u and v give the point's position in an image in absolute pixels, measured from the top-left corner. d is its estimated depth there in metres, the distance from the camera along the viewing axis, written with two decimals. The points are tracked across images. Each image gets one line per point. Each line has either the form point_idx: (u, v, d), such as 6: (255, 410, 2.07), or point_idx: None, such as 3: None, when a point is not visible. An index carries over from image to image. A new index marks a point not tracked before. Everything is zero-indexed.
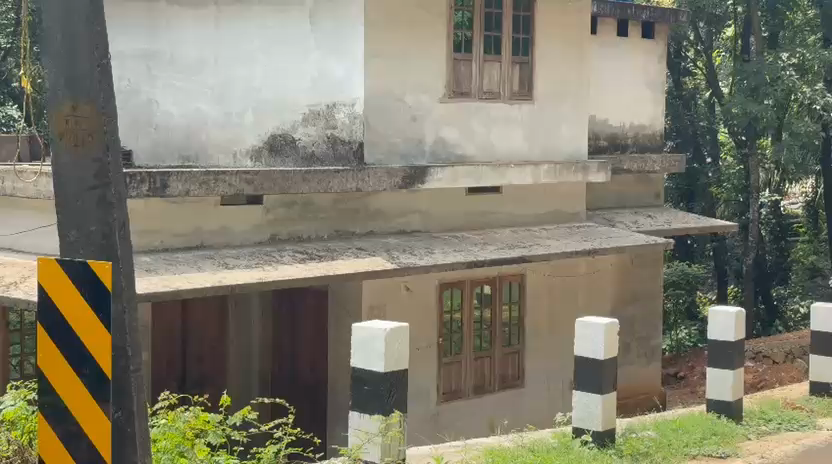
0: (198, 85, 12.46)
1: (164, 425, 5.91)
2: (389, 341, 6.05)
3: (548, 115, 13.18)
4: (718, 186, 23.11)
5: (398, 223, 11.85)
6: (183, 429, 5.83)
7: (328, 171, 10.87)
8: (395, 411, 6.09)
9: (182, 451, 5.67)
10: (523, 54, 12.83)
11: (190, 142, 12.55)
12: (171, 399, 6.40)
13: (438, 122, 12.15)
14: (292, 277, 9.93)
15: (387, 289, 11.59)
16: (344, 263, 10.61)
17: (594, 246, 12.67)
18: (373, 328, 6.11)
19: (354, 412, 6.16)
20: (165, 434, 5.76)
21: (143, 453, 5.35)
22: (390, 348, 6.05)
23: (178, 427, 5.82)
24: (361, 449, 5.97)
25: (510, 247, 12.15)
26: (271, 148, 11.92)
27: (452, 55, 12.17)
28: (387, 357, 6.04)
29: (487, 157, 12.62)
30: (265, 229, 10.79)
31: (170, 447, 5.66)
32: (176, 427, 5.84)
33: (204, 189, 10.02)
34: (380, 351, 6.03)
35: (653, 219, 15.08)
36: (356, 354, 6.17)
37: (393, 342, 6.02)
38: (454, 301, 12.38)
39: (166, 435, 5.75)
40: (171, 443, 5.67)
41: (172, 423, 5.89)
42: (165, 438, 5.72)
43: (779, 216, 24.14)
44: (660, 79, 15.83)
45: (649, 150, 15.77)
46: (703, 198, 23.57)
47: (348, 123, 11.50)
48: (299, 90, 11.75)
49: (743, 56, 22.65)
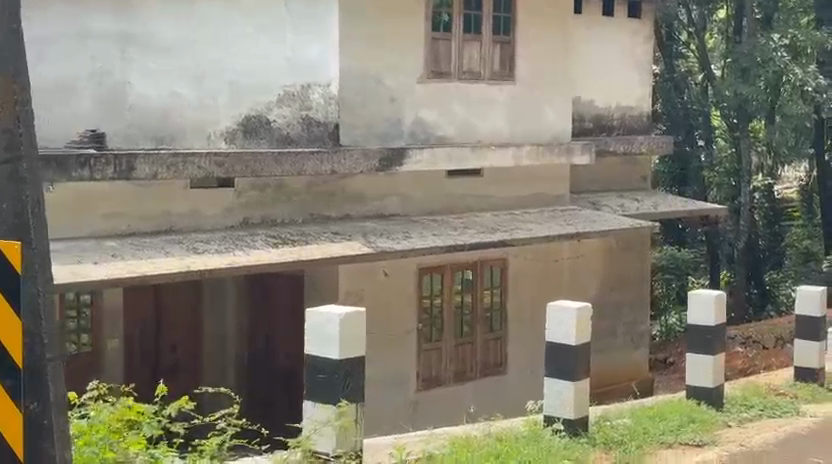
0: (174, 67, 12.03)
1: (92, 416, 5.65)
2: (344, 325, 5.97)
3: (530, 95, 12.90)
4: (710, 170, 23.00)
5: (376, 207, 11.58)
6: (111, 420, 5.59)
7: (301, 153, 10.59)
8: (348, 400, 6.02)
9: (109, 443, 5.42)
10: (504, 33, 12.53)
11: (166, 125, 12.09)
12: (101, 387, 6.13)
13: (416, 103, 11.87)
14: (263, 262, 9.67)
15: (363, 273, 11.34)
16: (318, 248, 10.34)
17: (577, 230, 12.39)
18: (330, 312, 6.02)
19: (309, 401, 6.10)
20: (92, 427, 5.51)
21: (64, 447, 5.18)
22: (347, 333, 5.97)
23: (106, 418, 5.58)
24: (312, 441, 5.94)
25: (490, 231, 11.88)
26: (246, 130, 11.63)
27: (430, 35, 11.88)
28: (344, 342, 5.96)
29: (467, 139, 12.35)
30: (236, 213, 10.53)
31: (96, 441, 5.41)
32: (104, 418, 5.59)
33: (173, 172, 9.73)
34: (335, 336, 5.95)
35: (639, 202, 14.81)
36: (310, 340, 6.06)
37: (348, 326, 5.94)
38: (433, 287, 12.08)
39: (93, 427, 5.50)
40: (97, 436, 5.42)
41: (100, 414, 5.63)
42: (92, 431, 5.48)
43: (772, 201, 23.70)
44: (647, 59, 15.56)
45: (636, 131, 15.49)
46: (695, 181, 23.34)
47: (323, 103, 11.28)
48: (275, 71, 11.46)
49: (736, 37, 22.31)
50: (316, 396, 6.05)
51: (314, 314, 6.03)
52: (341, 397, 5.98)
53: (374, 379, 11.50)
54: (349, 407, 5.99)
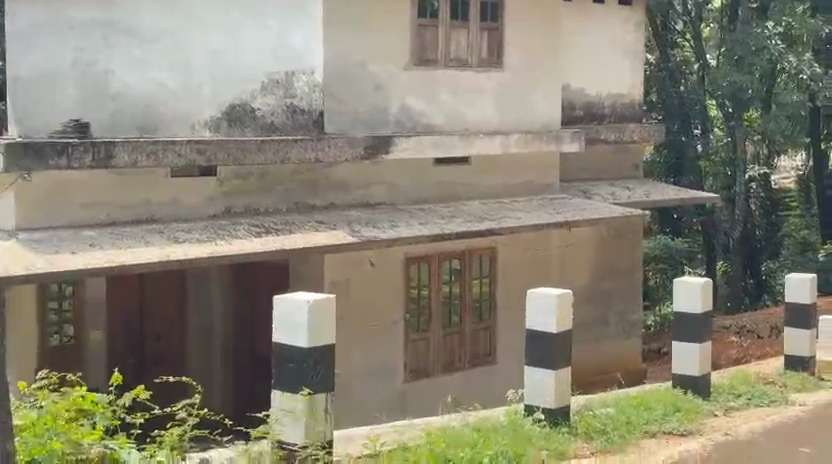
0: (157, 57, 12.01)
1: (39, 406, 5.64)
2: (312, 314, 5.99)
3: (519, 82, 12.73)
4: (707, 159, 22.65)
5: (362, 195, 11.43)
6: (59, 411, 5.58)
7: (284, 141, 10.44)
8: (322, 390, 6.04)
9: (54, 435, 5.40)
10: (492, 20, 12.37)
11: (149, 116, 12.10)
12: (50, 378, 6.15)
13: (403, 90, 11.71)
14: (245, 251, 9.52)
15: (349, 263, 11.22)
16: (302, 237, 10.19)
17: (567, 219, 12.24)
18: (299, 300, 6.02)
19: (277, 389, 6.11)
20: (39, 417, 5.51)
21: (8, 440, 5.12)
22: (316, 322, 6.00)
23: (54, 408, 5.57)
24: (279, 430, 5.97)
25: (478, 219, 11.73)
26: (230, 118, 11.51)
27: (416, 21, 11.71)
28: (314, 333, 5.98)
29: (455, 126, 12.19)
30: (219, 201, 10.39)
31: (44, 433, 5.40)
32: (51, 408, 5.58)
33: (153, 160, 9.58)
34: (304, 325, 5.97)
35: (631, 191, 14.66)
36: (279, 329, 6.08)
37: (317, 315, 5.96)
38: (421, 276, 11.94)
39: (40, 417, 5.50)
40: (43, 427, 5.42)
41: (47, 404, 5.63)
42: (39, 421, 5.47)
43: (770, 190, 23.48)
44: (639, 46, 15.40)
45: (627, 119, 15.34)
46: (692, 172, 22.76)
47: (307, 91, 11.03)
48: (258, 58, 11.30)
49: (732, 25, 22.10)
50: (285, 385, 6.04)
51: (284, 300, 6.03)
52: (302, 386, 5.95)
53: (362, 370, 11.35)
54: (317, 396, 6.00)
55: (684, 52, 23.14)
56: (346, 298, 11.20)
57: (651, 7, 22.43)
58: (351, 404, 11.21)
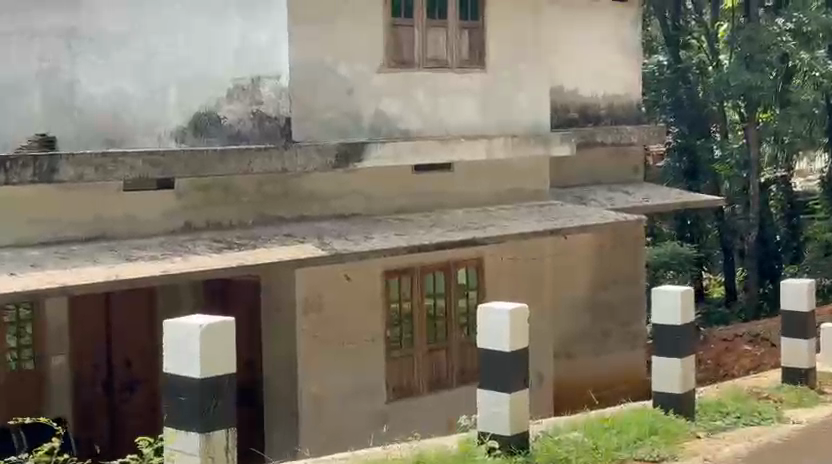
0: (118, 63, 11.55)
1: None
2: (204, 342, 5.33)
3: (504, 83, 12.09)
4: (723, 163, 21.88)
5: (335, 206, 10.80)
6: None
7: (247, 150, 9.81)
8: (223, 428, 5.48)
9: None
10: (473, 18, 11.76)
11: (114, 124, 11.64)
12: None
13: (377, 94, 11.07)
14: (202, 269, 8.90)
15: (325, 278, 10.62)
16: (266, 252, 9.56)
17: (556, 226, 11.55)
18: (187, 326, 5.37)
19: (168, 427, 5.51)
20: None
21: None
22: (210, 349, 5.34)
23: None
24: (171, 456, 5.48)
25: (461, 229, 11.06)
26: (196, 128, 10.97)
27: (390, 21, 11.08)
28: (207, 360, 5.34)
29: (435, 131, 11.56)
30: (178, 215, 9.76)
31: None
32: None
33: (102, 174, 8.96)
34: (195, 354, 5.32)
35: (629, 196, 14.00)
36: (168, 359, 5.42)
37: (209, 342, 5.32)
38: (402, 291, 11.30)
39: None
40: None
41: None
42: None
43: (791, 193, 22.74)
44: (634, 45, 14.74)
45: (625, 121, 14.66)
46: (707, 175, 22.28)
47: (274, 97, 10.46)
48: (221, 63, 10.73)
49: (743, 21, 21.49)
50: (180, 421, 5.44)
51: (175, 328, 5.37)
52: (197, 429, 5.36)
53: (339, 391, 10.75)
54: (217, 435, 5.43)
55: (699, 54, 22.23)
56: (322, 315, 10.61)
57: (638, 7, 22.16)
58: (326, 423, 10.65)
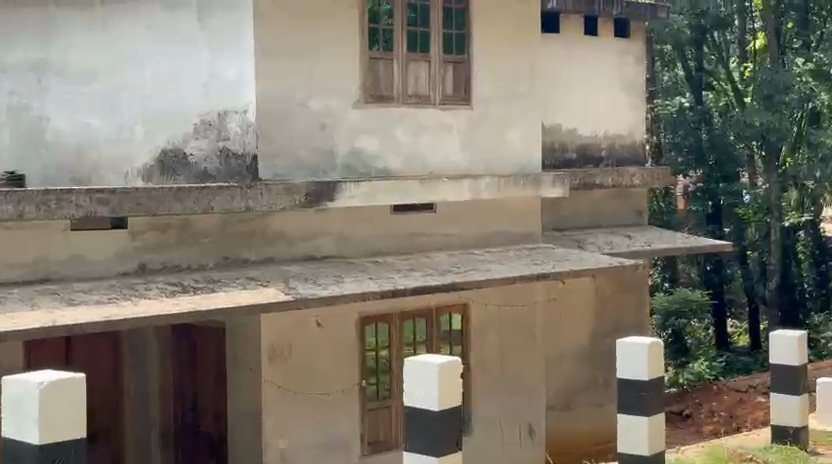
0: (86, 98, 11.07)
1: None
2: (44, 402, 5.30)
3: (491, 121, 11.50)
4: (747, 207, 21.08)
5: (305, 248, 10.22)
6: None
7: (206, 188, 9.26)
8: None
9: None
10: (459, 52, 11.20)
11: (83, 163, 11.16)
12: None
13: (354, 130, 10.48)
14: (151, 313, 8.31)
15: (293, 324, 10.02)
16: (224, 296, 8.98)
17: (544, 271, 10.91)
18: (28, 382, 5.34)
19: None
20: None
21: None
22: (50, 409, 5.29)
23: None
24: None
25: (441, 273, 10.44)
26: (163, 166, 10.45)
27: (368, 54, 10.52)
28: (46, 423, 5.29)
29: (416, 169, 10.95)
30: (131, 257, 9.19)
31: None
32: None
33: (44, 212, 8.42)
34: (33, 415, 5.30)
35: (631, 239, 13.34)
36: (10, 418, 5.42)
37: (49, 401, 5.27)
38: (379, 338, 10.66)
39: None
40: None
41: None
42: None
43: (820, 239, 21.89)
44: (640, 82, 14.12)
45: (627, 162, 14.02)
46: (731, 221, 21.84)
47: (240, 132, 9.93)
48: (189, 98, 10.24)
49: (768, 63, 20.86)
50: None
51: (17, 383, 5.36)
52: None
53: (309, 445, 10.11)
54: None
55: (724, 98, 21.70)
56: (289, 364, 10.00)
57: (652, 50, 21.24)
58: None
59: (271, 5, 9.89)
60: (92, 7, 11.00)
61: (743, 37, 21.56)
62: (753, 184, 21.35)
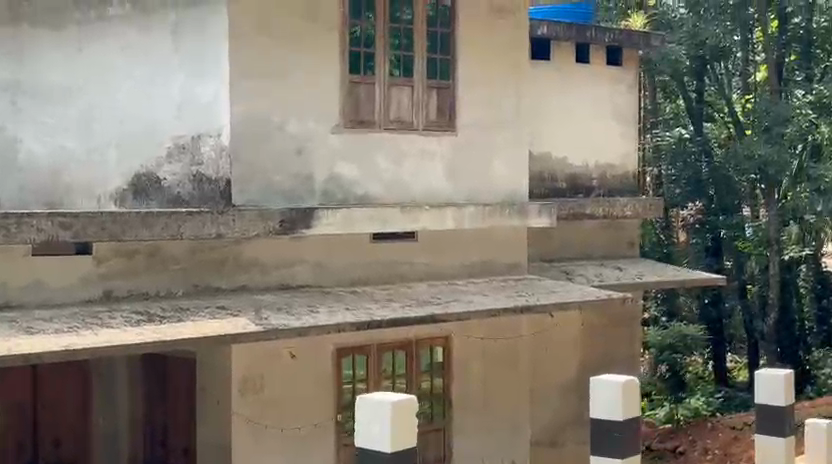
0: (59, 120, 10.82)
1: None
2: None
3: (476, 148, 11.19)
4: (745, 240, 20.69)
5: (280, 276, 9.89)
6: None
7: (176, 213, 8.95)
8: None
9: None
10: (444, 77, 10.89)
11: (55, 187, 10.95)
12: None
13: (332, 156, 10.17)
14: (112, 343, 7.95)
15: (265, 355, 9.67)
16: (191, 326, 8.64)
17: (528, 303, 10.56)
18: None
19: None
20: None
21: None
22: None
23: None
24: None
25: (420, 304, 10.09)
26: (135, 190, 10.17)
27: (348, 77, 10.21)
28: None
29: (397, 197, 10.63)
30: (95, 284, 8.87)
31: None
32: None
33: (3, 236, 8.11)
34: None
35: (622, 272, 13.00)
36: None
37: None
38: (356, 370, 10.31)
39: None
40: None
41: None
42: None
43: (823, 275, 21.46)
44: (633, 112, 13.81)
45: (619, 192, 13.70)
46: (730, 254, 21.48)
47: (214, 157, 9.61)
48: (162, 121, 9.96)
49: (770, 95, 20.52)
50: None
51: None
52: None
53: None
54: None
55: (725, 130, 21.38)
56: (261, 397, 9.64)
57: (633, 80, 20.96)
58: None
59: (248, 25, 9.59)
60: (67, 26, 10.75)
61: (748, 68, 20.83)
62: (756, 221, 20.85)
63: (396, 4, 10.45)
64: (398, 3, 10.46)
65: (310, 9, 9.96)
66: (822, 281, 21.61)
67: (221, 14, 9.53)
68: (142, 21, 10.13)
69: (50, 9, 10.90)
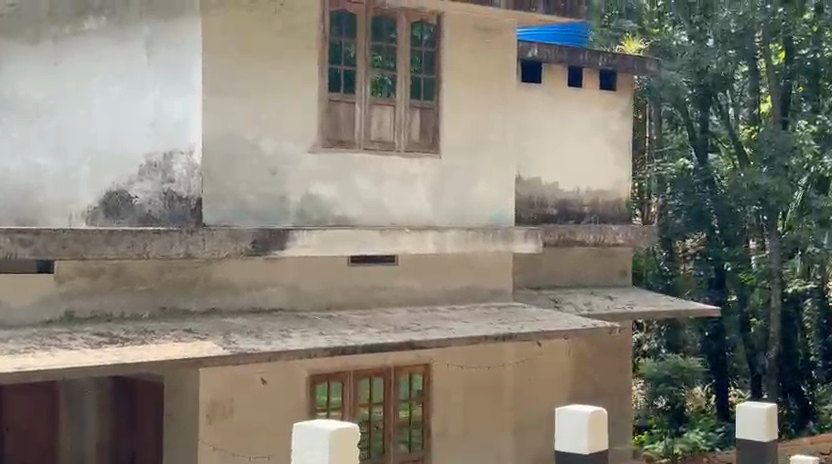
0: (34, 136, 10.62)
1: None
2: None
3: (459, 171, 10.90)
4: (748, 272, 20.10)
5: (252, 299, 9.58)
6: None
7: (142, 232, 8.66)
8: None
9: None
10: (427, 98, 10.60)
11: (27, 205, 10.70)
12: None
13: (309, 176, 9.88)
14: (68, 365, 7.63)
15: (235, 381, 9.36)
16: (154, 349, 8.32)
17: (510, 330, 10.20)
18: None
19: None
20: None
21: None
22: None
23: None
24: None
25: (397, 330, 9.76)
26: (107, 208, 9.90)
27: (327, 95, 9.91)
28: None
29: (376, 220, 10.33)
30: (57, 303, 8.56)
31: None
32: None
33: None
34: None
35: (613, 301, 12.66)
36: None
37: None
38: (331, 397, 9.99)
39: None
40: None
41: None
42: None
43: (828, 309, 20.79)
44: (627, 138, 13.49)
45: (611, 220, 13.38)
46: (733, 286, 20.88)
47: (185, 175, 9.33)
48: (135, 137, 9.69)
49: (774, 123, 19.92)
50: None
51: None
52: None
53: None
54: None
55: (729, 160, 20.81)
56: (230, 423, 9.32)
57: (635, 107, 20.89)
58: None
59: (222, 40, 9.32)
60: (43, 40, 10.55)
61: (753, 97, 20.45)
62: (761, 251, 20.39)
63: (378, 22, 10.18)
64: (380, 21, 10.18)
65: (288, 25, 9.69)
66: (827, 316, 20.92)
67: (196, 29, 9.26)
68: (116, 36, 9.89)
69: (27, 24, 10.71)
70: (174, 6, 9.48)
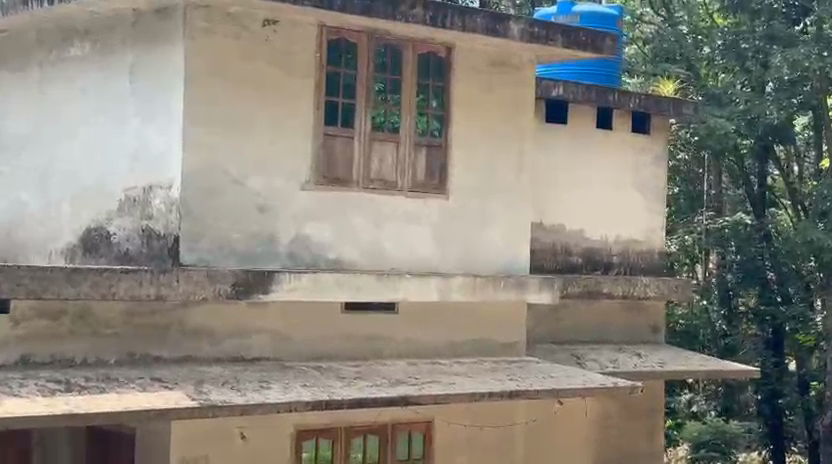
0: (20, 169, 10.08)
1: None
2: None
3: (467, 215, 10.13)
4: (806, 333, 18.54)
5: (233, 346, 8.89)
6: None
7: (106, 270, 7.96)
8: None
9: None
10: (434, 135, 9.86)
11: (10, 242, 10.16)
12: None
13: (301, 215, 9.18)
14: (7, 409, 6.92)
15: (209, 434, 8.67)
16: (112, 396, 7.60)
17: (519, 387, 9.34)
18: None
19: None
20: None
21: None
22: None
23: None
24: None
25: (393, 383, 8.96)
26: (86, 246, 9.27)
27: (322, 129, 9.23)
28: None
29: (375, 265, 9.60)
30: (12, 346, 7.93)
31: None
32: None
33: None
34: None
35: (641, 358, 11.77)
36: None
37: None
38: (319, 453, 9.29)
39: None
40: None
41: None
42: None
43: None
44: (659, 185, 12.65)
45: (643, 273, 12.53)
46: (792, 346, 19.22)
47: (164, 210, 8.66)
48: (115, 171, 9.07)
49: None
50: None
51: None
52: None
53: None
54: None
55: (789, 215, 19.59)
56: None
57: (686, 160, 19.95)
58: None
59: (206, 67, 8.66)
60: (29, 68, 10.01)
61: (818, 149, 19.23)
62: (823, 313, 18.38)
63: (381, 51, 9.46)
64: (383, 50, 9.48)
65: (280, 54, 9.03)
66: None
67: (178, 55, 8.63)
68: (101, 64, 9.29)
69: (13, 51, 10.20)
70: (157, 32, 8.86)
